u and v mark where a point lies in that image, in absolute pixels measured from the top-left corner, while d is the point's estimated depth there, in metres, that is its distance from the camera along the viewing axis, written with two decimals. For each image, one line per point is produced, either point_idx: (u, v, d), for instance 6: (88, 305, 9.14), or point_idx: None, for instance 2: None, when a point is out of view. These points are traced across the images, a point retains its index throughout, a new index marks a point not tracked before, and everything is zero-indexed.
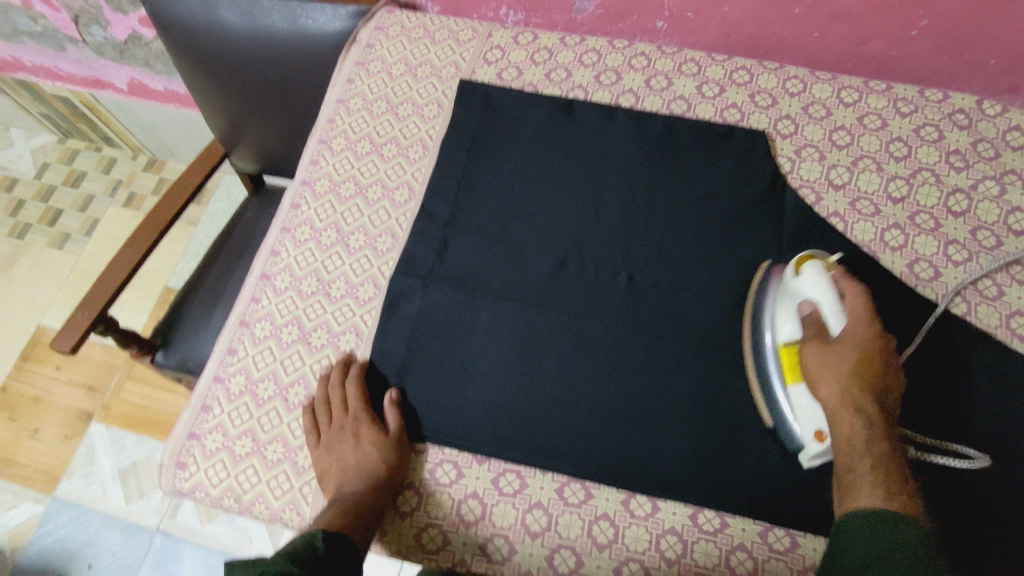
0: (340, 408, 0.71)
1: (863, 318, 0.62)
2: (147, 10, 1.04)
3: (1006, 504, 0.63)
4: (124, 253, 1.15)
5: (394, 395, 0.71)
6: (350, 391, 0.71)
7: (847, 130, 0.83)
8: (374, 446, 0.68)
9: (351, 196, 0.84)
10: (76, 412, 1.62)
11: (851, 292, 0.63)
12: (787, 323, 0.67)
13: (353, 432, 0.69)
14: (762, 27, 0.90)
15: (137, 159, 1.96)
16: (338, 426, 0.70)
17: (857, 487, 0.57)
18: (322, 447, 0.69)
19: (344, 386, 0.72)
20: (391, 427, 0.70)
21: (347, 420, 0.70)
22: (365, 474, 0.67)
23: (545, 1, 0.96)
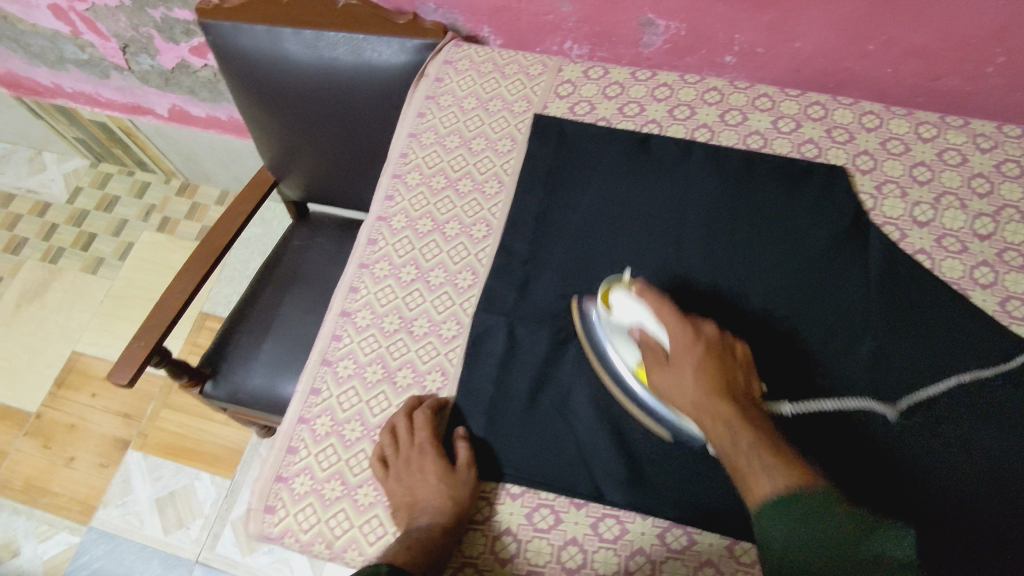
0: (406, 438, 0.70)
1: (677, 324, 0.66)
2: (210, 43, 1.04)
3: None
4: (178, 282, 1.14)
5: (462, 430, 0.71)
6: (418, 421, 0.70)
7: (927, 165, 0.83)
8: (443, 480, 0.67)
9: (428, 232, 0.84)
10: (111, 440, 1.61)
11: (658, 303, 0.68)
12: (629, 351, 0.70)
13: (420, 464, 0.67)
14: (833, 62, 0.90)
15: (170, 183, 1.96)
16: (405, 458, 0.68)
17: (755, 474, 0.55)
18: (388, 477, 0.68)
19: (411, 417, 0.71)
20: (462, 461, 0.69)
21: (414, 449, 0.68)
22: (434, 507, 0.65)
23: (613, 35, 0.97)
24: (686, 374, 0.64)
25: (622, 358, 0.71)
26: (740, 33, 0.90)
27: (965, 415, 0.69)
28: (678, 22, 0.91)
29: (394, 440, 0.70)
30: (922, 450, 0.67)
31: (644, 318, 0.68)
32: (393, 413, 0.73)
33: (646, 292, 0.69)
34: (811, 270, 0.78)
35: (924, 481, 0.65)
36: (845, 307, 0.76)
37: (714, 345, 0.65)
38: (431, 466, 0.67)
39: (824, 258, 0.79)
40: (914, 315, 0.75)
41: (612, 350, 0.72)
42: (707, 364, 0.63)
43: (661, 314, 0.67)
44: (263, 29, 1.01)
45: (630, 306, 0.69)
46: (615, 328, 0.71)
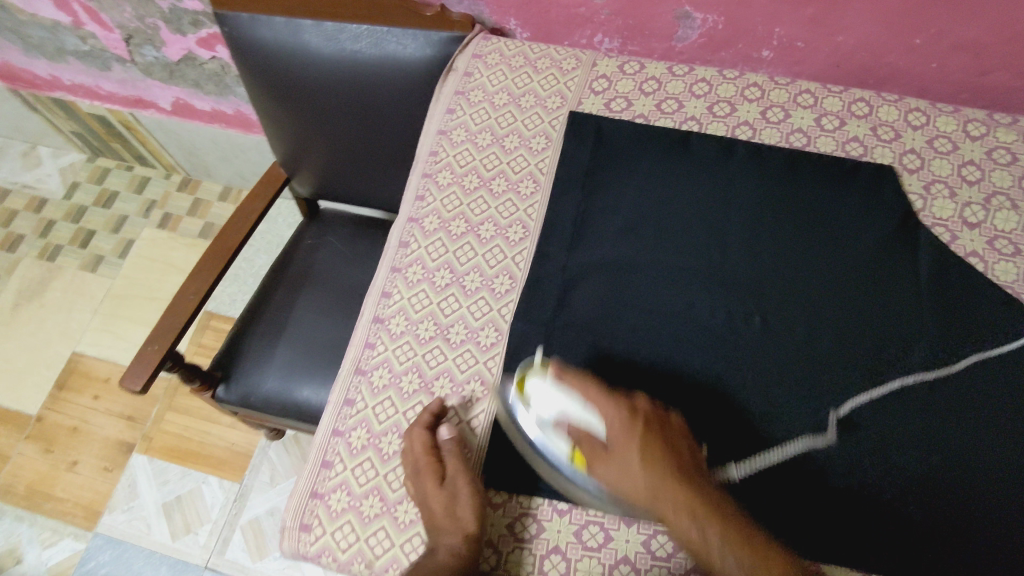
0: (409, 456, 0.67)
1: (609, 405, 0.64)
2: (225, 35, 1.00)
3: None
4: (191, 284, 1.10)
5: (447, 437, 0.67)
6: (419, 435, 0.67)
7: (976, 165, 0.81)
8: (444, 497, 0.63)
9: (462, 234, 0.81)
10: (116, 443, 1.56)
11: (582, 384, 0.65)
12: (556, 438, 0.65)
13: (422, 485, 0.65)
14: (877, 57, 0.87)
15: (170, 178, 1.91)
16: (413, 477, 0.66)
17: None
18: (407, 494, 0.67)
19: (410, 433, 0.68)
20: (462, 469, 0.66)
21: (417, 470, 0.66)
22: (445, 526, 0.62)
23: (646, 29, 0.93)
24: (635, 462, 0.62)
25: (552, 445, 0.65)
26: (781, 27, 0.86)
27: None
28: (716, 16, 0.88)
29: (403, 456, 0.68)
30: (990, 473, 0.65)
31: (569, 407, 0.64)
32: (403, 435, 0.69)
33: (566, 377, 0.65)
34: (862, 273, 0.76)
35: (996, 508, 0.63)
36: (899, 313, 0.73)
37: (652, 419, 0.64)
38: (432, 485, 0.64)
39: (875, 260, 0.76)
40: (974, 323, 0.72)
41: (540, 443, 0.66)
42: (653, 444, 0.62)
43: (590, 399, 0.64)
44: (282, 20, 0.97)
45: (554, 393, 0.65)
46: (540, 419, 0.66)
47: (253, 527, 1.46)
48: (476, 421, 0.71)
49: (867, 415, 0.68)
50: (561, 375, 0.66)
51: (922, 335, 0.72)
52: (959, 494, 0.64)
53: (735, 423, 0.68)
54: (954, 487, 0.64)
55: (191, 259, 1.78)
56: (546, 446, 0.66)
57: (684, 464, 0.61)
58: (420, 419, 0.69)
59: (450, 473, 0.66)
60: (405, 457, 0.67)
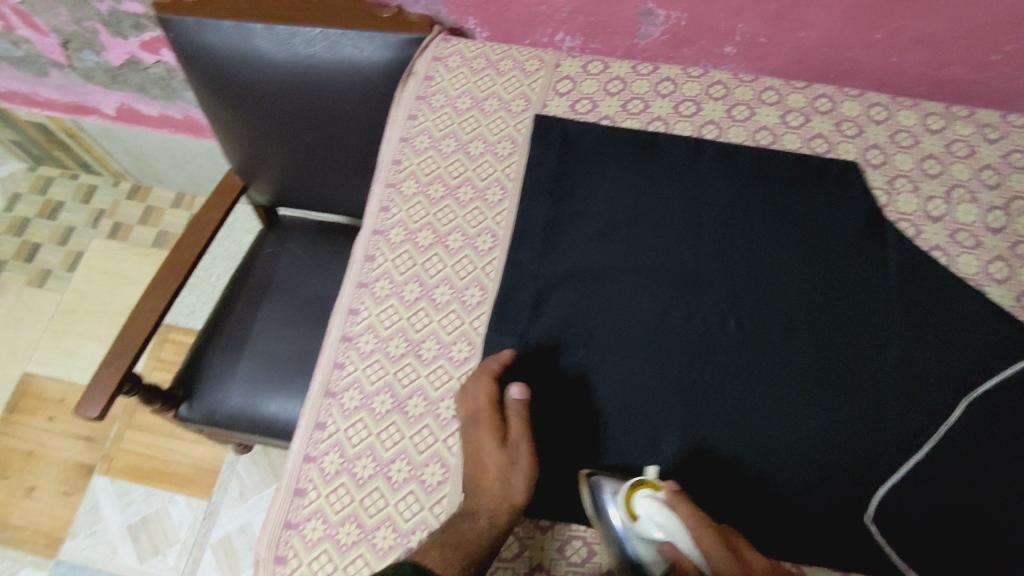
0: (470, 405, 0.67)
1: (723, 555, 0.56)
2: (171, 40, 0.95)
3: None
4: (147, 301, 1.05)
5: (518, 395, 0.67)
6: (484, 390, 0.67)
7: (936, 158, 0.82)
8: (498, 457, 0.63)
9: (429, 246, 0.78)
10: (75, 465, 1.50)
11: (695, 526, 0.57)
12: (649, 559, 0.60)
13: (477, 438, 0.65)
14: (837, 52, 0.87)
15: (119, 186, 1.82)
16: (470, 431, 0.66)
17: None
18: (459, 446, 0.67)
19: (475, 386, 0.68)
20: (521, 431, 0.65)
21: (477, 422, 0.66)
22: (490, 487, 0.62)
23: (609, 27, 0.91)
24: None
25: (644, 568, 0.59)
26: (744, 23, 0.86)
27: (996, 424, 0.69)
28: (679, 13, 0.86)
29: (463, 404, 0.68)
30: (958, 472, 0.67)
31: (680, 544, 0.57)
32: (466, 380, 0.69)
33: (683, 510, 0.58)
34: (829, 273, 0.76)
35: (969, 509, 0.65)
36: (866, 312, 0.74)
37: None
38: (488, 439, 0.64)
39: (841, 258, 0.77)
40: (936, 318, 0.73)
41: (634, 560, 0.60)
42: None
43: (704, 544, 0.57)
44: (232, 25, 0.93)
45: (662, 522, 0.58)
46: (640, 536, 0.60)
47: (224, 545, 1.42)
48: (452, 440, 0.69)
49: (839, 417, 0.69)
50: (679, 509, 0.58)
51: (889, 331, 0.73)
52: (930, 496, 0.66)
53: (708, 431, 0.69)
54: (922, 496, 0.66)
55: (144, 270, 1.71)
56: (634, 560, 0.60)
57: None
58: (490, 368, 0.69)
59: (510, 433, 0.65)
60: (465, 403, 0.67)
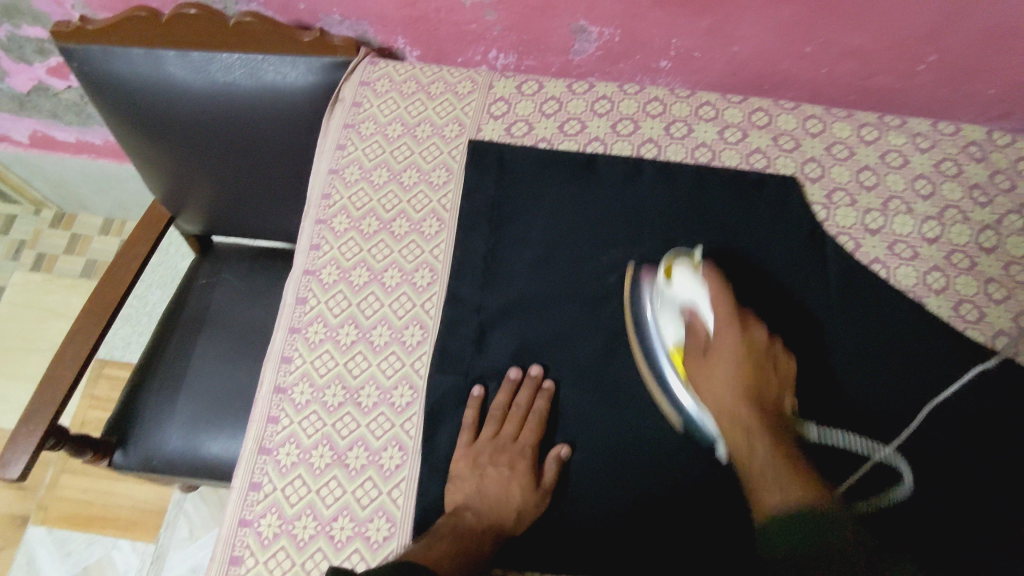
0: (511, 430, 0.68)
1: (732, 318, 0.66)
2: (77, 71, 0.89)
3: (995, 510, 0.66)
4: (68, 347, 0.97)
5: (564, 451, 0.67)
6: (526, 417, 0.69)
7: (871, 170, 0.82)
8: (527, 493, 0.65)
9: (365, 284, 0.75)
10: (5, 518, 1.40)
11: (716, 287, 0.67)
12: (670, 326, 0.70)
13: (510, 462, 0.66)
14: (770, 64, 0.87)
15: (40, 214, 1.71)
16: (495, 449, 0.67)
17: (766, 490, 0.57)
18: (473, 454, 0.67)
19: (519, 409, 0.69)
20: (545, 476, 0.66)
21: (514, 448, 0.67)
22: (506, 511, 0.64)
23: (541, 44, 0.89)
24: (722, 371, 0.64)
25: (662, 332, 0.70)
26: (678, 38, 0.84)
27: (945, 430, 0.69)
28: (612, 29, 0.84)
29: (499, 425, 0.69)
30: (911, 478, 0.67)
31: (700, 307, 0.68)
32: (503, 388, 0.70)
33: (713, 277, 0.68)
34: (773, 291, 0.76)
35: (925, 515, 0.65)
36: (811, 330, 0.74)
37: (758, 352, 0.65)
38: (523, 470, 0.66)
39: (786, 275, 0.77)
40: (882, 331, 0.74)
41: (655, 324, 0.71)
42: (744, 370, 0.64)
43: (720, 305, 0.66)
44: (141, 52, 0.87)
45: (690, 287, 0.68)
46: (666, 304, 0.70)
47: None
48: (397, 493, 0.66)
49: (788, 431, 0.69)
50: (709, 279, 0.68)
51: (832, 345, 0.73)
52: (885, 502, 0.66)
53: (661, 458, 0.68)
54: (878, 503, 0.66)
55: (72, 303, 1.61)
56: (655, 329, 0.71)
57: (767, 401, 0.63)
58: (541, 400, 0.69)
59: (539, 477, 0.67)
60: (504, 424, 0.69)
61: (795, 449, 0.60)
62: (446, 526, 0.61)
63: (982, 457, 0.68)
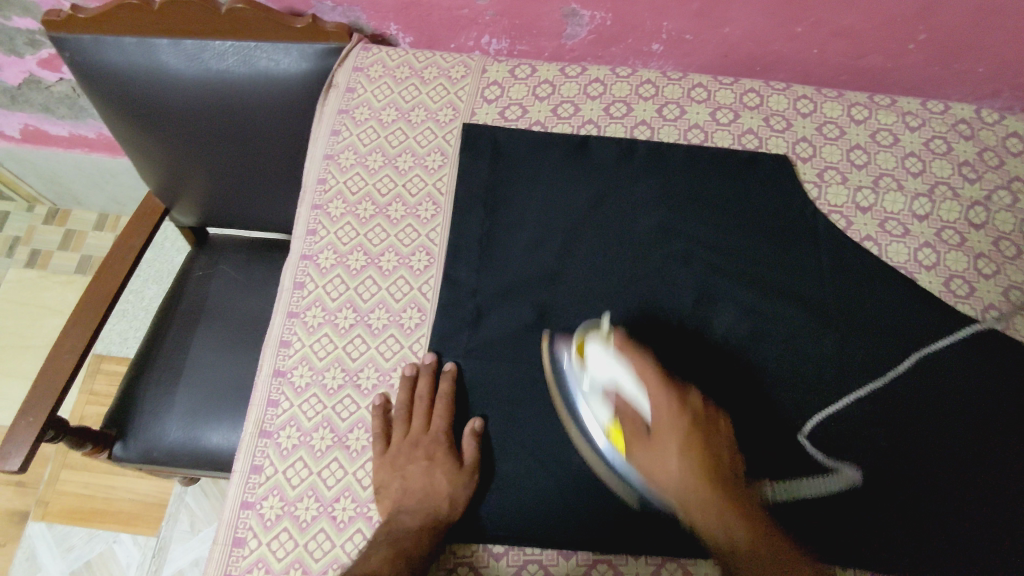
0: (420, 424, 0.68)
1: (666, 394, 0.62)
2: (68, 60, 0.89)
3: (978, 473, 0.68)
4: (64, 340, 0.97)
5: (478, 424, 0.68)
6: (433, 407, 0.68)
7: (863, 148, 0.83)
8: (453, 478, 0.65)
9: (362, 268, 0.76)
10: (5, 514, 1.40)
11: (641, 364, 0.63)
12: (600, 405, 0.65)
13: (427, 453, 0.66)
14: (761, 45, 0.87)
15: (33, 210, 1.70)
16: (411, 444, 0.67)
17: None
18: (390, 458, 0.66)
19: (426, 400, 0.69)
20: (469, 457, 0.66)
21: (427, 439, 0.67)
22: (438, 501, 0.64)
23: (534, 28, 0.89)
24: (674, 460, 0.59)
25: (594, 417, 0.65)
26: (669, 20, 0.84)
27: (935, 398, 0.71)
28: (604, 12, 0.84)
29: (407, 422, 0.68)
30: (900, 442, 0.69)
31: (625, 381, 0.63)
32: (399, 389, 0.69)
33: (628, 351, 0.64)
34: (768, 272, 0.77)
35: (909, 477, 0.68)
36: (804, 309, 0.75)
37: (701, 420, 0.61)
38: (442, 458, 0.66)
39: (780, 255, 0.78)
40: (879, 310, 0.75)
41: (583, 406, 0.66)
42: (695, 445, 0.60)
43: (646, 380, 0.62)
44: (134, 41, 0.87)
45: (612, 367, 0.64)
46: (591, 388, 0.65)
47: None
48: None
49: (782, 400, 0.71)
50: (624, 351, 0.64)
51: (827, 319, 0.74)
52: (874, 464, 0.68)
53: None
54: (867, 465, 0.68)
55: (68, 299, 1.60)
56: (586, 413, 0.66)
57: (723, 470, 0.59)
58: (444, 384, 0.69)
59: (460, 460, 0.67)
60: (411, 421, 0.68)
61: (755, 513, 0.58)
62: (382, 536, 0.60)
63: (970, 422, 0.70)
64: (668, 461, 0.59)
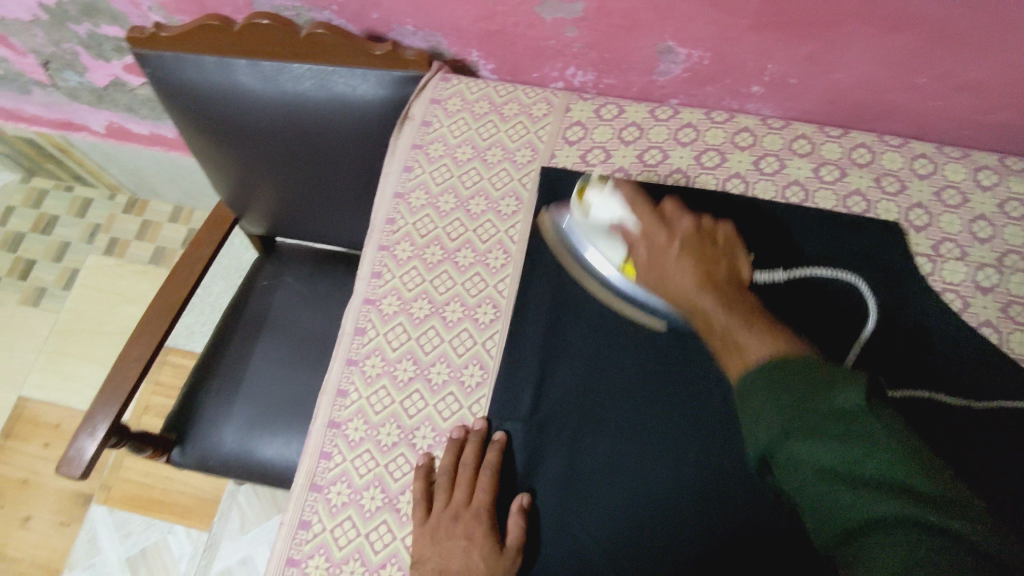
0: (463, 494, 0.65)
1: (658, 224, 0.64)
2: (149, 75, 0.89)
3: None
4: (131, 350, 0.98)
5: (525, 500, 0.64)
6: (480, 479, 0.65)
7: (987, 219, 0.73)
8: (491, 560, 0.61)
9: (425, 317, 0.72)
10: (70, 495, 1.45)
11: (635, 205, 0.66)
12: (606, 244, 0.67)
13: (467, 532, 0.63)
14: (877, 95, 0.78)
15: (114, 199, 1.76)
16: (452, 517, 0.63)
17: (743, 349, 0.53)
18: (428, 530, 0.63)
19: (473, 470, 0.65)
20: (511, 539, 0.62)
21: (468, 513, 0.64)
22: None
23: (624, 63, 0.83)
24: (670, 267, 0.62)
25: (603, 257, 0.68)
26: (774, 63, 0.77)
27: None
28: (702, 51, 0.78)
29: (449, 491, 0.65)
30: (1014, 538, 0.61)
31: (623, 216, 0.66)
32: (445, 452, 0.66)
33: (625, 189, 0.67)
34: (868, 351, 0.69)
35: None
36: (907, 398, 0.67)
37: (694, 236, 0.63)
38: (481, 538, 0.62)
39: (884, 335, 0.70)
40: (991, 410, 0.66)
41: (593, 252, 0.69)
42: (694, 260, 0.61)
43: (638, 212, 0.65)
44: (213, 60, 0.86)
45: (610, 206, 0.67)
46: (594, 231, 0.68)
47: None
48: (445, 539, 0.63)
49: None
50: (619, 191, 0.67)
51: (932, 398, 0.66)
52: None
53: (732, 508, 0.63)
54: None
55: (142, 289, 1.65)
56: (598, 257, 0.68)
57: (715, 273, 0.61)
58: (491, 454, 0.65)
59: (504, 540, 0.63)
60: (453, 490, 0.65)
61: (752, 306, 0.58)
62: None
63: None
64: (664, 270, 0.62)
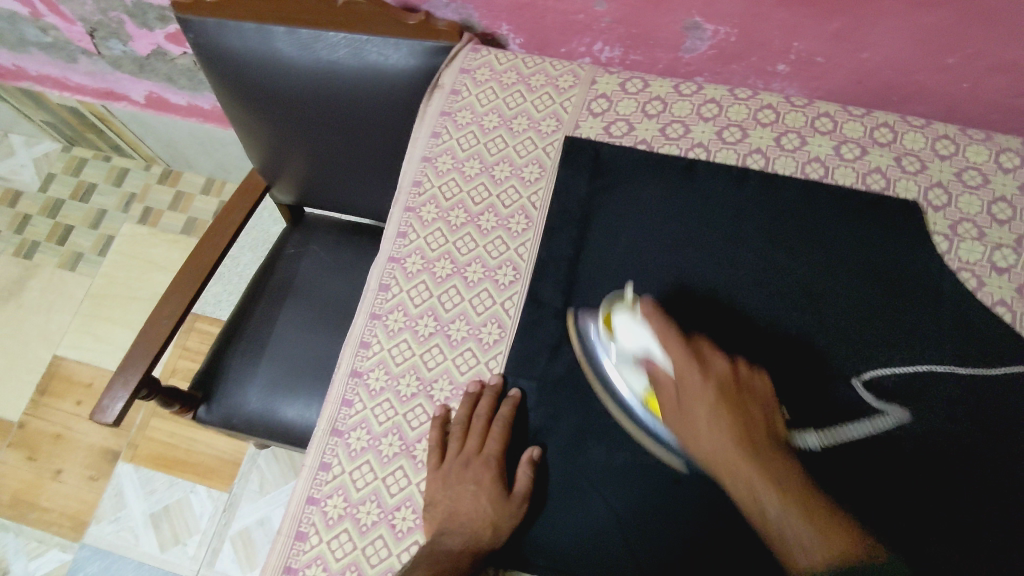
0: (475, 442, 0.67)
1: (692, 364, 0.60)
2: (192, 42, 0.92)
3: None
4: (163, 307, 1.02)
5: (536, 452, 0.66)
6: (493, 430, 0.67)
7: (1008, 201, 0.74)
8: (499, 506, 0.63)
9: (447, 276, 0.75)
10: (99, 451, 1.51)
11: (665, 338, 0.62)
12: (634, 376, 0.66)
13: (477, 477, 0.65)
14: (903, 75, 0.79)
15: (150, 169, 1.81)
16: (463, 463, 0.66)
17: (791, 547, 0.52)
18: (440, 475, 0.66)
19: (487, 420, 0.67)
20: (521, 487, 0.64)
21: (479, 461, 0.66)
22: (481, 529, 0.62)
23: (650, 39, 0.84)
24: (699, 426, 0.59)
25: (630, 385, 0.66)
26: (800, 40, 0.78)
27: None
28: (729, 27, 0.79)
29: (462, 439, 0.67)
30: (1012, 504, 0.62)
31: (651, 348, 0.63)
32: (461, 403, 0.69)
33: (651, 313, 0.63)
34: (881, 324, 0.70)
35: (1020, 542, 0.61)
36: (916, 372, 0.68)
37: (730, 390, 0.60)
38: (491, 484, 0.64)
39: (894, 306, 0.70)
40: (996, 385, 0.67)
41: (616, 375, 0.67)
42: (731, 419, 0.58)
43: (669, 347, 0.62)
44: (252, 27, 0.89)
45: (638, 336, 0.64)
46: (621, 358, 0.66)
47: (243, 537, 1.41)
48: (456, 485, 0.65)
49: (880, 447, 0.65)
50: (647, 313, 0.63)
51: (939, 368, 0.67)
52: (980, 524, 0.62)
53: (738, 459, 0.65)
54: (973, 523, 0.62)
55: (173, 257, 1.71)
56: (619, 381, 0.67)
57: (758, 438, 0.57)
58: (504, 407, 0.68)
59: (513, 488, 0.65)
60: (466, 439, 0.67)
61: (797, 477, 0.55)
62: (423, 555, 0.59)
63: None
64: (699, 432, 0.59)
